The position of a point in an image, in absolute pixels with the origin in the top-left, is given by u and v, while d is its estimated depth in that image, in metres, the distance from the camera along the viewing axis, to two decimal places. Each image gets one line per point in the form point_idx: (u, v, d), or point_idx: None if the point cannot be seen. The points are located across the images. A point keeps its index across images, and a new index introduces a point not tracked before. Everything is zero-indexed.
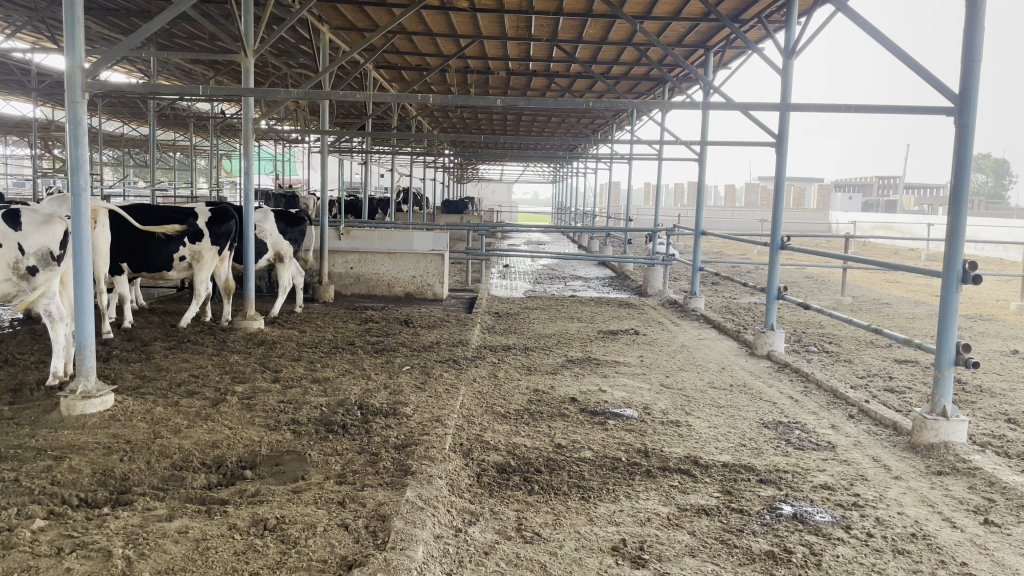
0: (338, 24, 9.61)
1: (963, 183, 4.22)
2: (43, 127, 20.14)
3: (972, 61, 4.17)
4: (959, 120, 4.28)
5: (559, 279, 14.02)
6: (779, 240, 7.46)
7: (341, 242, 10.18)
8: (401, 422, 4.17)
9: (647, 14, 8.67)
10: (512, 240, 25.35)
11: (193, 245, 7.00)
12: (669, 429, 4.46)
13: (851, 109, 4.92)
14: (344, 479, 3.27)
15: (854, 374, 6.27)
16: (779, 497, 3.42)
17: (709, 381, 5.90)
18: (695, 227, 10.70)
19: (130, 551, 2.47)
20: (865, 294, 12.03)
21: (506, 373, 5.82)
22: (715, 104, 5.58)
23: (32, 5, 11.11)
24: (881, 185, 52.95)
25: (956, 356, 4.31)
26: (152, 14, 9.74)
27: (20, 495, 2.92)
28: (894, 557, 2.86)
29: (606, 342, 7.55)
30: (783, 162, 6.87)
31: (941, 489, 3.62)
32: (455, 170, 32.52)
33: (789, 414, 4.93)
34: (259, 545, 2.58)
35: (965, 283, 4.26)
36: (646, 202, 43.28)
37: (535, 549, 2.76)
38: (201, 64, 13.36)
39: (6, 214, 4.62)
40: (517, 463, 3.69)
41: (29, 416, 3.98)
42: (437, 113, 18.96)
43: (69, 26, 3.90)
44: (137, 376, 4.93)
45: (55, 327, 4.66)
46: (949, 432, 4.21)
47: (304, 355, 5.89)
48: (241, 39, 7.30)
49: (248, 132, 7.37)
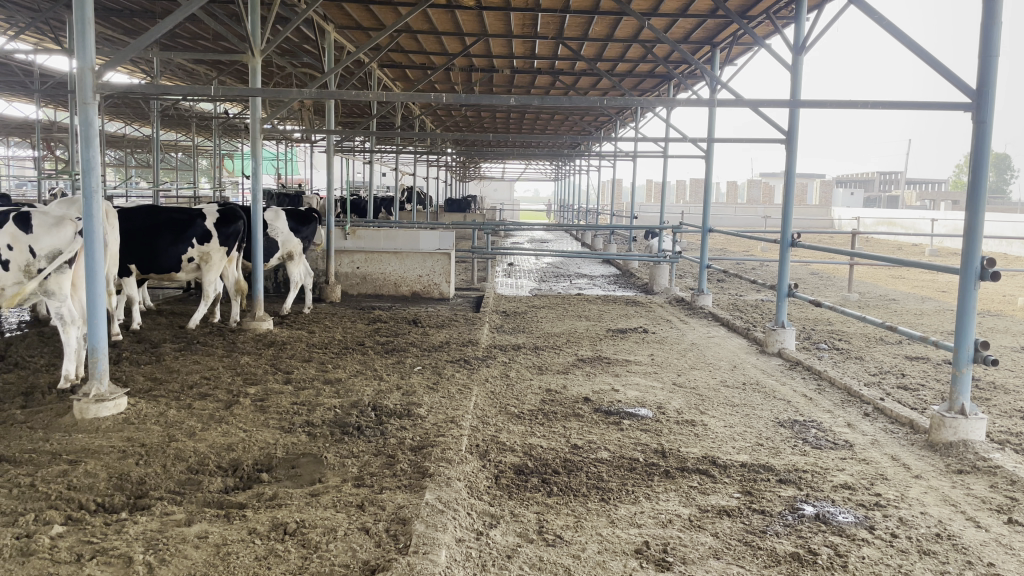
0: (343, 23, 9.59)
1: (980, 179, 4.16)
2: (45, 127, 20.09)
3: (990, 56, 4.12)
4: (977, 117, 4.22)
5: (565, 277, 13.99)
6: (788, 237, 7.41)
7: (347, 242, 10.14)
8: (415, 424, 4.15)
9: (654, 11, 8.63)
10: (516, 238, 25.30)
11: (201, 246, 6.96)
12: (684, 429, 4.42)
13: (866, 105, 4.86)
14: (362, 482, 3.25)
15: (867, 371, 6.22)
16: (800, 497, 3.39)
17: (721, 380, 5.86)
18: (703, 224, 10.65)
19: (150, 557, 2.44)
20: (872, 291, 11.95)
21: (517, 372, 5.79)
22: (726, 102, 5.54)
23: (35, 7, 11.06)
24: (884, 180, 52.80)
25: (974, 353, 4.26)
26: (156, 15, 9.70)
27: (37, 500, 2.89)
28: (921, 558, 2.81)
29: (616, 341, 7.52)
30: (793, 158, 6.82)
31: (963, 488, 3.58)
32: (458, 168, 32.53)
33: (805, 413, 4.90)
34: (281, 549, 2.56)
35: (982, 280, 4.21)
36: (649, 200, 43.16)
37: (558, 552, 2.73)
38: (206, 64, 13.35)
39: (18, 218, 4.64)
40: (534, 464, 3.66)
41: (42, 420, 3.95)
42: (441, 112, 18.94)
43: (79, 27, 3.87)
44: (149, 378, 4.91)
45: (68, 330, 4.60)
46: (967, 431, 4.16)
47: (315, 356, 5.87)
48: (248, 39, 7.25)
49: (256, 133, 7.30)
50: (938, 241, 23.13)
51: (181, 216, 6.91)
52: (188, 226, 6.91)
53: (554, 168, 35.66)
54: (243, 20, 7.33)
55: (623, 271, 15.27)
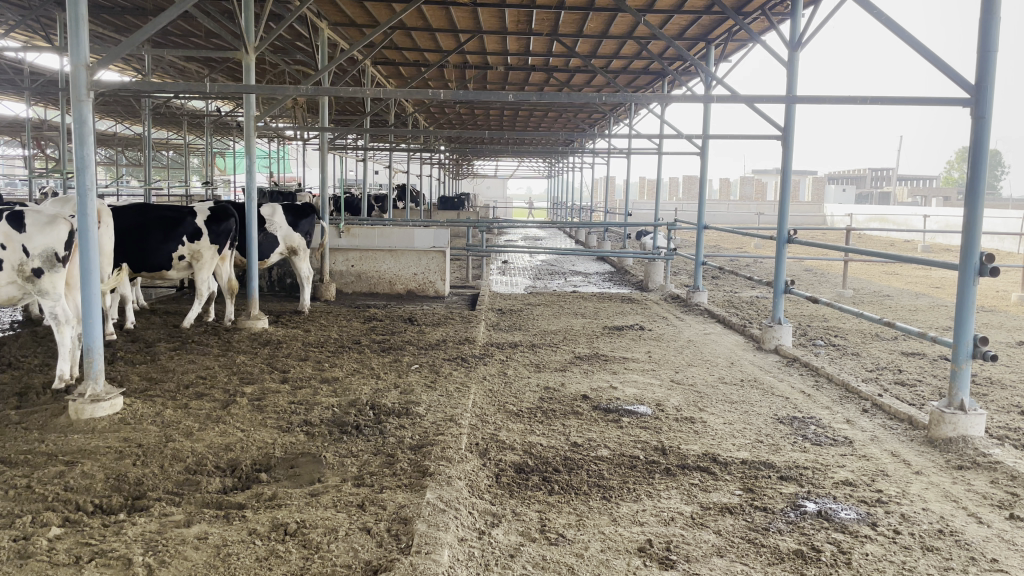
0: (337, 20, 9.52)
1: (979, 174, 4.16)
2: (35, 126, 19.93)
3: (989, 51, 4.12)
4: (976, 111, 4.23)
5: (559, 274, 13.97)
6: (784, 234, 7.41)
7: (341, 240, 9.98)
8: (414, 422, 4.12)
9: (650, 7, 8.61)
10: (510, 235, 25.24)
11: (192, 244, 6.92)
12: (684, 427, 4.41)
13: (865, 101, 4.86)
14: (362, 481, 3.22)
15: (864, 367, 6.23)
16: (802, 494, 3.38)
17: (719, 377, 5.86)
18: (697, 222, 10.64)
19: (150, 559, 2.41)
20: (867, 287, 11.98)
21: (516, 371, 5.76)
22: (725, 98, 5.52)
23: (25, 5, 10.95)
24: (875, 177, 52.95)
25: (973, 349, 4.25)
26: (147, 12, 9.61)
27: (33, 502, 2.85)
28: (924, 555, 2.81)
29: (612, 339, 7.51)
30: (790, 155, 6.82)
31: (964, 484, 3.58)
32: (452, 166, 32.47)
33: (803, 410, 4.90)
34: (282, 550, 2.53)
35: (982, 276, 4.20)
36: (642, 197, 43.16)
37: (561, 552, 2.71)
38: (198, 61, 13.25)
39: (11, 215, 4.55)
40: (534, 462, 3.64)
41: (38, 420, 3.91)
42: (434, 109, 18.86)
43: (73, 25, 3.82)
44: (145, 378, 4.87)
45: (62, 329, 4.58)
46: (967, 426, 4.17)
47: (311, 355, 5.83)
48: (242, 36, 7.20)
49: (250, 130, 7.23)
50: (930, 237, 23.27)
51: (171, 213, 6.84)
52: (178, 224, 6.86)
53: (548, 166, 35.57)
54: (236, 16, 7.27)
55: (617, 268, 15.29)
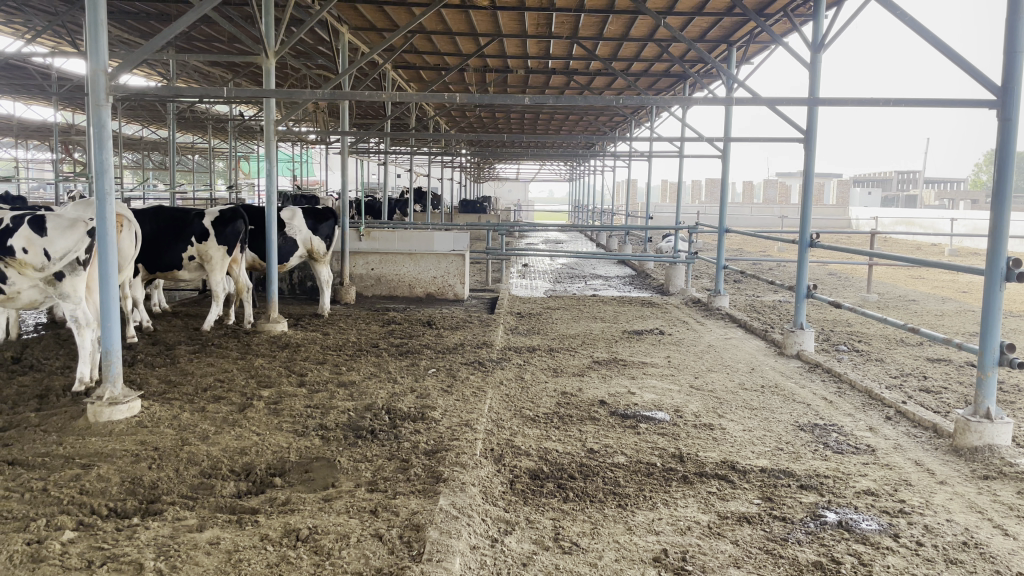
0: (357, 24, 9.59)
1: (1006, 178, 4.06)
2: (64, 130, 20.34)
3: (1016, 52, 4.01)
4: (1002, 114, 4.12)
5: (580, 278, 13.86)
6: (807, 237, 7.25)
7: (361, 243, 10.06)
8: (429, 427, 4.11)
9: (670, 10, 8.54)
10: (532, 239, 25.21)
11: (199, 244, 6.93)
12: (703, 433, 4.34)
13: (887, 102, 4.79)
14: (375, 487, 3.21)
15: (888, 374, 6.08)
16: (822, 504, 3.30)
17: (740, 383, 5.76)
18: (717, 226, 10.50)
19: (161, 563, 2.42)
20: (892, 292, 11.79)
21: (533, 375, 5.73)
22: (747, 100, 5.50)
23: (50, 11, 11.19)
24: (902, 180, 52.14)
25: (1000, 356, 4.14)
26: (170, 17, 9.76)
27: (49, 504, 2.89)
28: (947, 568, 2.73)
29: (631, 343, 7.42)
30: (812, 156, 6.72)
31: (989, 494, 3.48)
32: (473, 169, 32.74)
33: (825, 416, 4.82)
34: (293, 556, 2.52)
35: (1009, 281, 4.08)
36: (663, 199, 42.85)
37: (574, 560, 2.68)
38: (221, 66, 13.43)
39: (32, 221, 4.63)
40: (550, 469, 3.61)
41: (55, 423, 3.96)
42: (455, 113, 18.91)
43: (92, 29, 3.88)
44: (163, 381, 4.91)
45: (82, 332, 4.65)
46: (993, 435, 4.06)
47: (329, 358, 5.85)
48: (262, 41, 7.24)
49: (270, 133, 7.24)
50: (957, 241, 22.95)
51: (181, 216, 6.93)
52: (187, 226, 6.92)
53: (569, 168, 35.55)
54: (257, 21, 7.30)
55: (639, 272, 15.08)
